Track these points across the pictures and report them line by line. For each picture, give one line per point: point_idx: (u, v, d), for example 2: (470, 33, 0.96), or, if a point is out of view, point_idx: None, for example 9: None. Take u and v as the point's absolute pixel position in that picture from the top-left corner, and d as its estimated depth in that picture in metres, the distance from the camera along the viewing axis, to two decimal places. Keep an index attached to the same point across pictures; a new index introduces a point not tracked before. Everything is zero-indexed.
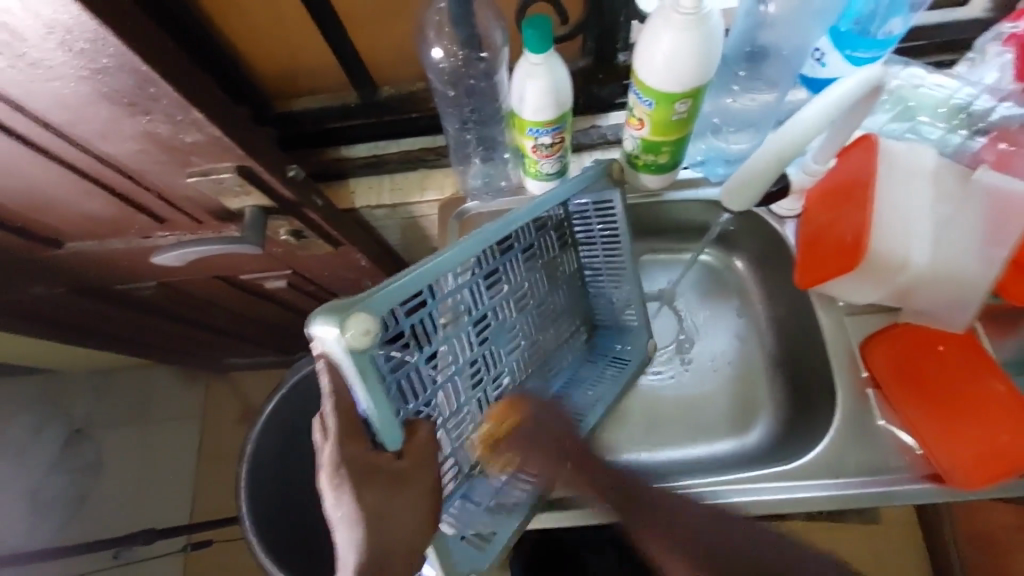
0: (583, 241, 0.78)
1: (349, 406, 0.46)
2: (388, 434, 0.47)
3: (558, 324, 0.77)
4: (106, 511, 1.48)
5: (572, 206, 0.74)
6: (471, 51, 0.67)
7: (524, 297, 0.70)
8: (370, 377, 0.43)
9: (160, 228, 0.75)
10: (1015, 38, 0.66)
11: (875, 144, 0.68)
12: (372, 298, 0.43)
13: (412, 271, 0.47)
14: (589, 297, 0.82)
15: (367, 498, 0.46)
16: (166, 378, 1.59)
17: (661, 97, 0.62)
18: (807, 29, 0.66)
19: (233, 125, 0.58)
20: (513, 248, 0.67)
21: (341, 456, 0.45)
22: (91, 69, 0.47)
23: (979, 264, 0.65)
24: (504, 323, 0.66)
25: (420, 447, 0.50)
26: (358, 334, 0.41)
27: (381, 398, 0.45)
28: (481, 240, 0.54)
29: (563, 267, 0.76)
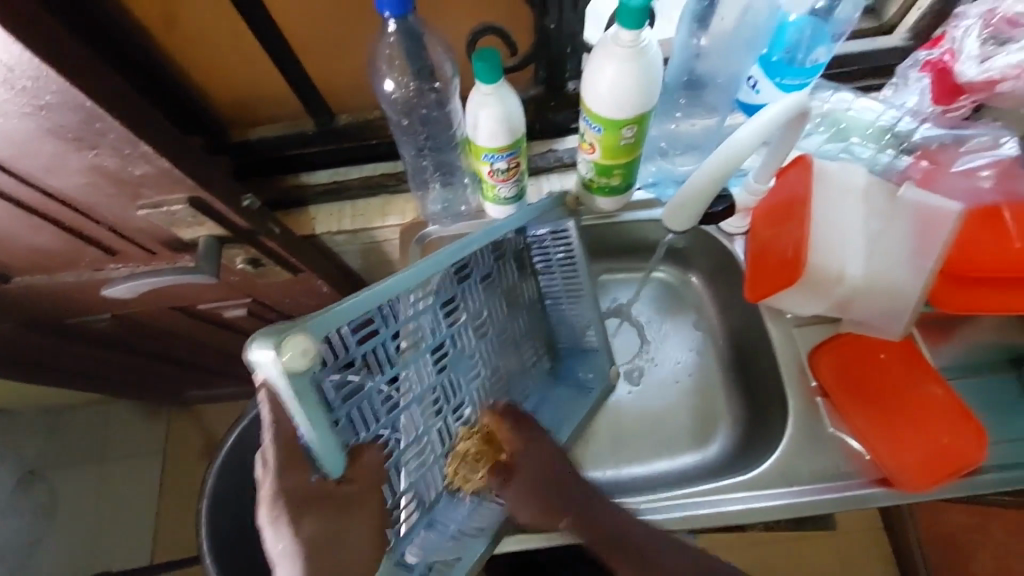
0: (542, 269, 0.80)
1: (289, 437, 0.46)
2: (329, 462, 0.48)
3: (520, 351, 0.78)
4: (59, 557, 1.40)
5: (530, 234, 0.76)
6: (422, 82, 0.69)
7: (483, 324, 0.71)
8: (308, 401, 0.44)
9: (112, 261, 0.73)
10: (930, 64, 0.73)
11: (811, 164, 0.71)
12: (312, 321, 0.44)
13: (357, 296, 0.49)
14: (551, 323, 0.83)
15: (308, 531, 0.47)
16: (125, 413, 1.53)
17: (608, 123, 0.65)
18: (740, 59, 0.71)
19: (184, 157, 0.58)
20: (470, 275, 0.68)
21: (281, 488, 0.46)
22: (35, 106, 0.47)
23: (910, 276, 0.69)
24: (463, 351, 0.67)
25: (365, 472, 0.52)
26: (296, 356, 0.42)
27: (321, 425, 0.46)
28: (431, 267, 0.56)
29: (522, 294, 0.78)
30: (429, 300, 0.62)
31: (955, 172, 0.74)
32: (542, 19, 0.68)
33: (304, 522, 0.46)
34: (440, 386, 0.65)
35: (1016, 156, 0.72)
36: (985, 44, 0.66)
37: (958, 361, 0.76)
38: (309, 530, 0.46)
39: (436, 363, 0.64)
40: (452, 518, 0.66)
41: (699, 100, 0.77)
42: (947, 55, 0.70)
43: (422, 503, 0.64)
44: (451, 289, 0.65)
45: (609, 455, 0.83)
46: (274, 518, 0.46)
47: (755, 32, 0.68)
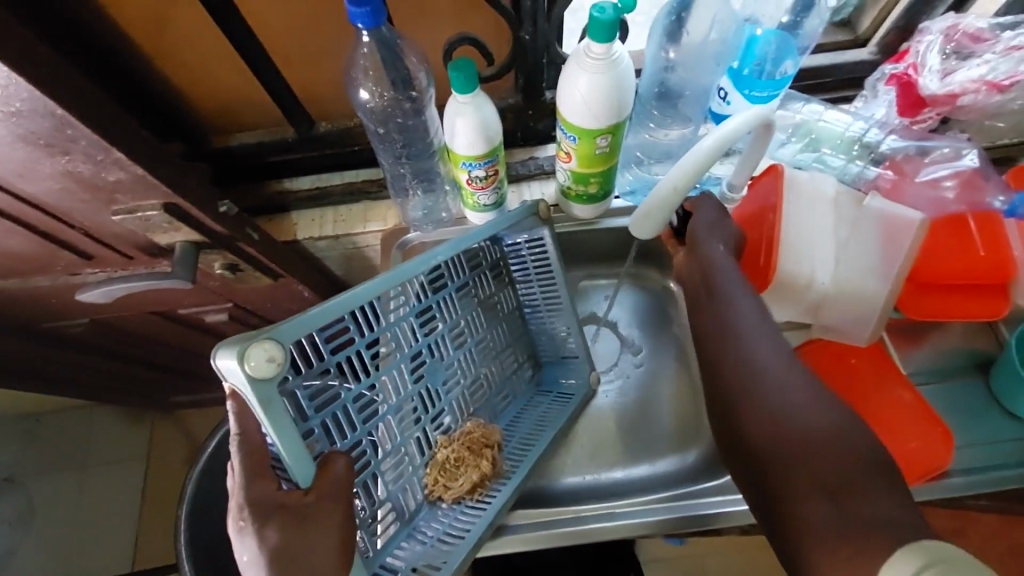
0: (520, 279, 0.80)
1: (256, 447, 0.48)
2: (297, 471, 0.48)
3: (500, 360, 0.78)
4: (37, 564, 1.38)
5: (506, 245, 0.78)
6: (399, 92, 0.69)
7: (462, 334, 0.72)
8: (274, 407, 0.45)
9: (89, 266, 0.73)
10: (895, 78, 0.75)
11: (782, 173, 0.73)
12: (279, 328, 0.46)
13: (326, 305, 0.50)
14: (533, 333, 0.83)
15: (272, 539, 0.46)
16: (107, 418, 1.52)
17: (582, 133, 0.66)
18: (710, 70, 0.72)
19: (159, 164, 0.58)
20: (446, 285, 0.69)
21: (248, 497, 0.47)
22: (6, 112, 0.47)
23: (877, 285, 0.71)
24: (441, 361, 0.69)
25: (328, 484, 0.50)
26: (260, 363, 0.44)
27: (288, 431, 0.47)
28: (399, 276, 0.57)
29: (502, 305, 0.79)
30: (404, 310, 0.63)
31: (918, 181, 0.76)
32: (517, 31, 0.69)
33: (268, 532, 0.46)
34: (418, 396, 0.66)
35: (977, 167, 0.74)
36: (947, 59, 0.72)
37: (928, 366, 0.77)
38: (273, 541, 0.46)
39: (413, 373, 0.65)
40: (435, 526, 0.66)
41: (673, 111, 0.78)
42: (911, 69, 0.73)
43: (403, 513, 0.65)
44: (427, 300, 0.66)
45: (588, 460, 0.83)
46: (242, 528, 0.47)
47: (723, 44, 0.70)
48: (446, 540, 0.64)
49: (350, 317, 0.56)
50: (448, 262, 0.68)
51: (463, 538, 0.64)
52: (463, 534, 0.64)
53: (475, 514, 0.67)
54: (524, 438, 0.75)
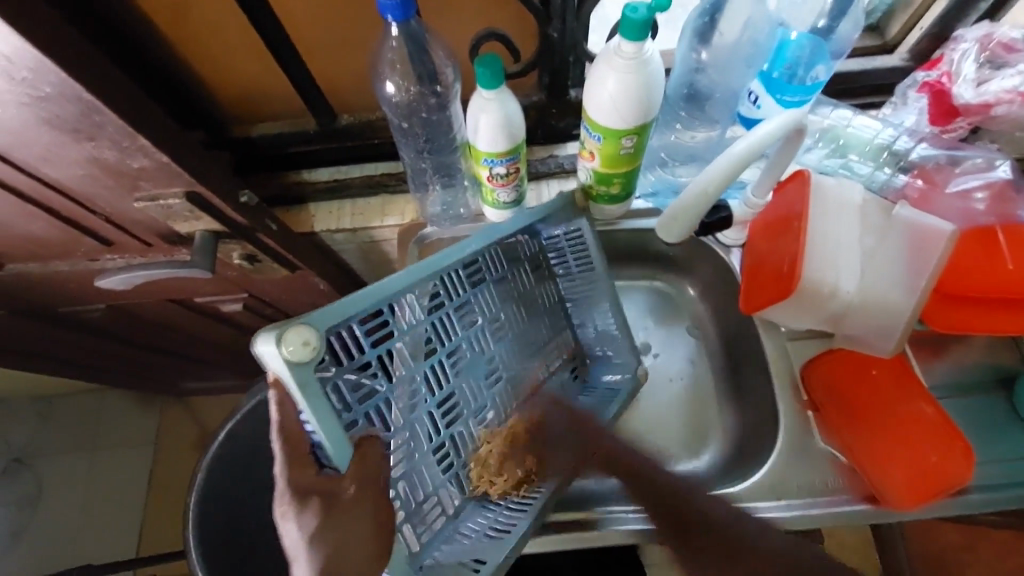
0: (561, 274, 0.80)
1: (294, 431, 0.48)
2: (336, 456, 0.47)
3: (545, 355, 0.76)
4: (46, 545, 1.40)
5: (545, 238, 0.78)
6: (425, 87, 0.69)
7: (502, 329, 0.71)
8: (312, 391, 0.45)
9: (109, 251, 0.73)
10: (928, 85, 0.73)
11: (808, 178, 0.72)
12: (313, 314, 0.46)
13: (358, 293, 0.50)
14: (577, 327, 0.81)
15: (310, 522, 0.47)
16: (117, 403, 1.53)
17: (608, 133, 0.65)
18: (740, 72, 0.71)
19: (183, 153, 0.58)
20: (484, 279, 0.69)
21: (290, 482, 0.47)
22: (34, 96, 0.47)
23: (904, 295, 0.69)
24: (480, 356, 0.68)
25: (364, 468, 0.50)
26: (297, 347, 0.44)
27: (328, 419, 0.46)
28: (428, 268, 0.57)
29: (545, 300, 0.78)
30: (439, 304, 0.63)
31: (949, 191, 0.75)
32: (546, 27, 0.68)
33: (307, 518, 0.47)
34: (459, 391, 0.66)
35: (1009, 179, 0.74)
36: (981, 68, 0.69)
37: (950, 379, 0.76)
38: (312, 526, 0.47)
39: (453, 367, 0.65)
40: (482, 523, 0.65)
41: (700, 112, 0.77)
42: (944, 77, 0.71)
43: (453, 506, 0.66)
44: (464, 293, 0.66)
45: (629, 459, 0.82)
46: (283, 513, 0.47)
47: (756, 46, 0.68)
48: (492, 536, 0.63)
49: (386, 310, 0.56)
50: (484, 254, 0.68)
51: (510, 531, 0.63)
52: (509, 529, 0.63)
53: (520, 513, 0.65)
54: (567, 435, 0.73)
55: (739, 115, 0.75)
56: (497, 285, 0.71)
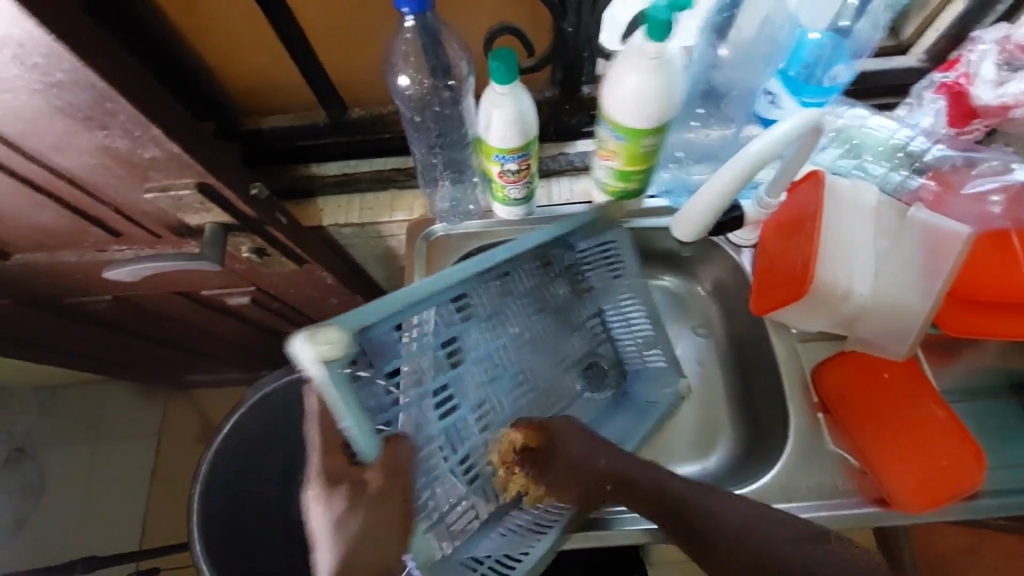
0: (598, 289, 0.78)
1: (328, 426, 0.48)
2: (363, 450, 0.47)
3: (576, 370, 0.75)
4: (49, 535, 1.40)
5: (579, 252, 0.77)
6: (438, 80, 0.68)
7: (533, 341, 0.71)
8: (342, 389, 0.44)
9: (117, 242, 0.73)
10: (945, 86, 0.72)
11: (822, 179, 0.71)
12: (341, 318, 0.47)
13: (381, 300, 0.51)
14: (616, 344, 0.79)
15: (338, 509, 0.47)
16: (121, 394, 1.53)
17: (632, 133, 0.64)
18: (759, 71, 0.71)
19: (194, 143, 0.58)
20: (514, 292, 0.69)
21: (322, 468, 0.48)
22: (46, 83, 0.46)
23: (920, 297, 0.69)
24: (511, 367, 0.68)
25: (391, 461, 0.49)
26: (326, 346, 0.43)
27: (359, 418, 0.46)
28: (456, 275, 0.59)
29: (580, 316, 0.76)
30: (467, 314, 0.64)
31: (964, 187, 0.74)
32: (561, 21, 0.67)
33: (335, 502, 0.47)
34: (489, 402, 0.65)
35: None
36: (1000, 70, 0.68)
37: (961, 384, 0.75)
38: (339, 511, 0.47)
39: (484, 376, 0.66)
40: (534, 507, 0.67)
41: (717, 111, 0.76)
42: (962, 78, 0.70)
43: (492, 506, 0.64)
44: (493, 305, 0.67)
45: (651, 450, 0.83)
46: (312, 497, 0.47)
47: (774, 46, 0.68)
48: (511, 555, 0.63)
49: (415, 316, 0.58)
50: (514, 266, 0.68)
51: (549, 530, 0.65)
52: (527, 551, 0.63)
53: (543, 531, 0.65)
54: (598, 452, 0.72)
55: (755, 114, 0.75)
56: (526, 297, 0.71)
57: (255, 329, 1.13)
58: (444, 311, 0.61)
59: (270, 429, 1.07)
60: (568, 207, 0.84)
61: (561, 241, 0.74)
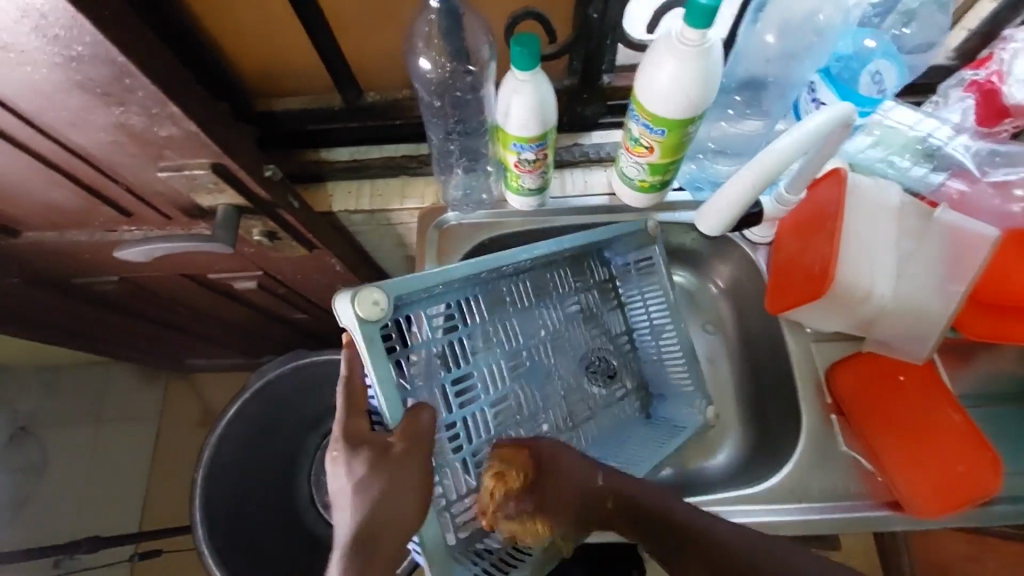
0: (630, 301, 0.80)
1: (358, 393, 0.53)
2: (388, 414, 0.52)
3: (605, 379, 0.75)
4: (49, 516, 1.40)
5: (615, 264, 0.79)
6: (459, 64, 0.67)
7: (563, 342, 0.72)
8: (375, 346, 0.51)
9: (127, 223, 0.72)
10: (975, 84, 0.70)
11: (843, 177, 0.69)
12: (386, 284, 0.54)
13: (422, 274, 0.57)
14: (641, 359, 0.80)
15: (358, 472, 0.51)
16: (123, 377, 1.52)
17: (671, 125, 0.63)
18: (800, 65, 0.70)
19: (211, 123, 0.57)
20: (550, 291, 0.71)
21: (346, 430, 0.52)
22: (65, 56, 0.45)
23: (940, 302, 0.68)
24: (540, 364, 0.70)
25: (416, 431, 0.52)
26: (367, 306, 0.51)
27: (387, 381, 0.51)
28: (494, 262, 0.63)
29: (610, 326, 0.77)
30: (504, 306, 0.67)
31: (985, 183, 0.73)
32: (585, 8, 0.66)
33: (356, 465, 0.51)
34: (513, 396, 0.67)
35: None
36: None
37: (977, 389, 0.75)
38: (359, 474, 0.51)
39: (511, 371, 0.67)
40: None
41: (755, 102, 0.76)
42: (994, 76, 0.68)
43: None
44: (529, 302, 0.69)
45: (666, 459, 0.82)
46: (336, 457, 0.52)
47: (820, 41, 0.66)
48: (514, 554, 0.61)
49: (455, 300, 0.62)
50: (551, 269, 0.71)
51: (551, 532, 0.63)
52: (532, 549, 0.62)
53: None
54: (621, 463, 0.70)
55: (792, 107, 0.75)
56: (562, 298, 0.73)
57: (261, 316, 1.13)
58: (482, 301, 0.65)
59: (274, 415, 1.07)
60: (583, 200, 0.83)
61: (598, 247, 0.75)
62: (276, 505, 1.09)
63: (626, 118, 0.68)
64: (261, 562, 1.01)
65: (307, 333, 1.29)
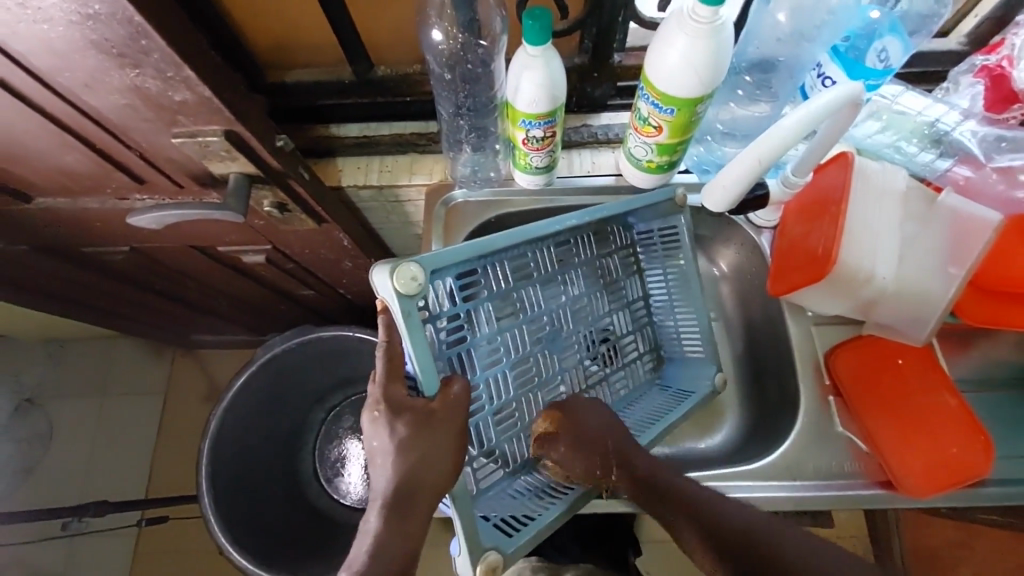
0: (650, 269, 0.80)
1: (396, 356, 0.54)
2: (425, 383, 0.53)
3: (619, 344, 0.77)
4: (56, 482, 1.43)
5: (636, 231, 0.79)
6: (470, 37, 0.67)
7: (584, 312, 0.73)
8: (412, 320, 0.52)
9: (139, 190, 0.73)
10: (986, 70, 0.70)
11: (850, 161, 0.70)
12: (422, 256, 0.54)
13: (455, 245, 0.58)
14: (655, 327, 0.81)
15: (402, 432, 0.52)
16: (129, 350, 1.54)
17: (682, 103, 0.63)
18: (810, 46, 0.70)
19: (224, 89, 0.57)
20: (573, 260, 0.72)
21: (385, 395, 0.53)
22: (83, 15, 0.46)
23: (942, 285, 0.69)
24: (560, 331, 0.71)
25: (451, 401, 0.54)
26: (406, 281, 0.52)
27: (423, 351, 0.53)
28: (523, 235, 0.63)
29: (627, 294, 0.79)
30: (526, 274, 0.68)
31: (989, 169, 0.73)
32: None
33: (399, 426, 0.52)
34: (533, 361, 0.69)
35: None
36: None
37: (973, 373, 0.76)
38: (402, 434, 0.52)
39: (533, 336, 0.69)
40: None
41: (765, 84, 0.76)
42: (1004, 61, 0.68)
43: (512, 464, 0.67)
44: (552, 272, 0.70)
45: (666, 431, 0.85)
46: (376, 419, 0.53)
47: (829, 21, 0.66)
48: (524, 515, 0.62)
49: (480, 266, 0.63)
50: (575, 237, 0.71)
51: (567, 493, 0.65)
52: (544, 508, 0.63)
53: (561, 493, 0.66)
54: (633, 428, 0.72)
55: (800, 89, 0.75)
56: (584, 269, 0.73)
57: (267, 291, 1.14)
58: (505, 267, 0.66)
59: (279, 388, 1.08)
60: (591, 179, 0.84)
61: (624, 217, 0.75)
62: (279, 475, 1.11)
63: (635, 97, 0.69)
64: (265, 528, 1.03)
65: (311, 310, 1.30)
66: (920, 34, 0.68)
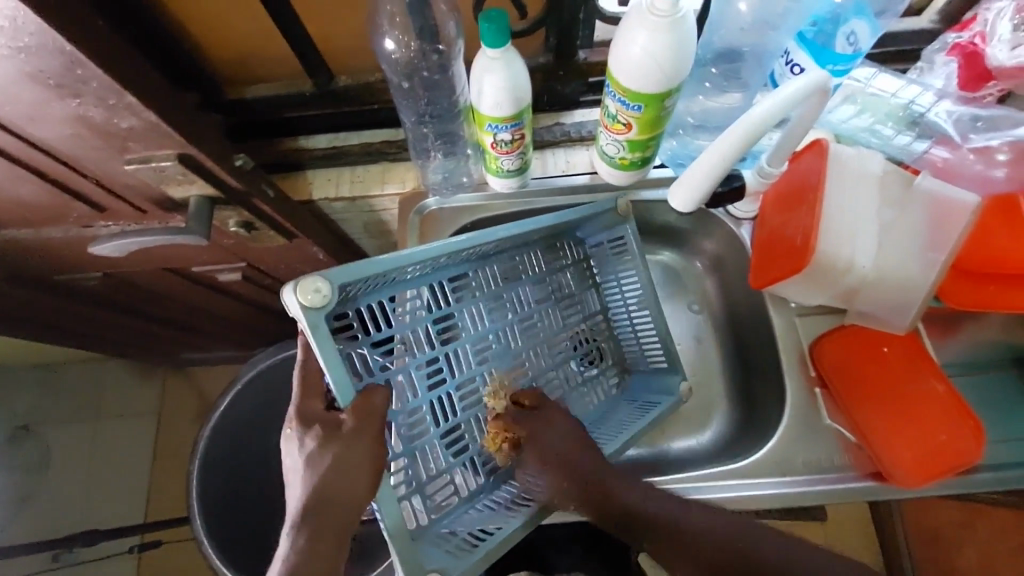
0: (607, 283, 0.81)
1: (311, 373, 0.54)
2: (340, 397, 0.51)
3: (575, 355, 0.75)
4: (52, 511, 1.42)
5: (589, 244, 0.80)
6: (426, 43, 0.65)
7: (533, 327, 0.72)
8: (323, 337, 0.48)
9: (102, 218, 0.71)
10: (958, 47, 0.68)
11: (825, 147, 0.69)
12: (331, 271, 0.50)
13: (379, 259, 0.54)
14: (617, 337, 0.81)
15: (311, 446, 0.51)
16: (119, 373, 1.53)
17: (647, 99, 0.62)
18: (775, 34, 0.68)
19: (173, 113, 0.56)
20: (520, 275, 0.71)
21: (299, 410, 0.53)
22: (15, 48, 0.44)
23: (922, 269, 0.68)
24: (510, 347, 0.69)
25: (367, 408, 0.52)
26: (312, 294, 0.48)
27: (340, 371, 0.50)
28: (456, 249, 0.60)
29: (585, 307, 0.78)
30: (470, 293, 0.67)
31: (965, 149, 0.70)
32: None
33: (308, 440, 0.51)
34: (482, 380, 0.66)
35: None
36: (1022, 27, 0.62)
37: (962, 357, 0.74)
38: (311, 448, 0.51)
39: (478, 355, 0.66)
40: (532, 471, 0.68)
41: (733, 75, 0.74)
42: (977, 38, 0.67)
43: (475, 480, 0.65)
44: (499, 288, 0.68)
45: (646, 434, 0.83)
46: (290, 435, 0.53)
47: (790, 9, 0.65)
48: (479, 532, 0.59)
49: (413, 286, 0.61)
50: (521, 253, 0.71)
51: (528, 505, 0.62)
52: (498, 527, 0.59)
53: (517, 510, 0.62)
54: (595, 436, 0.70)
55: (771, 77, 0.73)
56: (532, 284, 0.72)
57: (250, 306, 1.12)
58: (445, 288, 0.65)
59: (267, 406, 1.07)
60: (567, 179, 0.83)
61: (572, 228, 0.75)
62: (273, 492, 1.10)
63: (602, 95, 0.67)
64: (260, 548, 1.02)
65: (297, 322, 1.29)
66: (887, 14, 0.67)
